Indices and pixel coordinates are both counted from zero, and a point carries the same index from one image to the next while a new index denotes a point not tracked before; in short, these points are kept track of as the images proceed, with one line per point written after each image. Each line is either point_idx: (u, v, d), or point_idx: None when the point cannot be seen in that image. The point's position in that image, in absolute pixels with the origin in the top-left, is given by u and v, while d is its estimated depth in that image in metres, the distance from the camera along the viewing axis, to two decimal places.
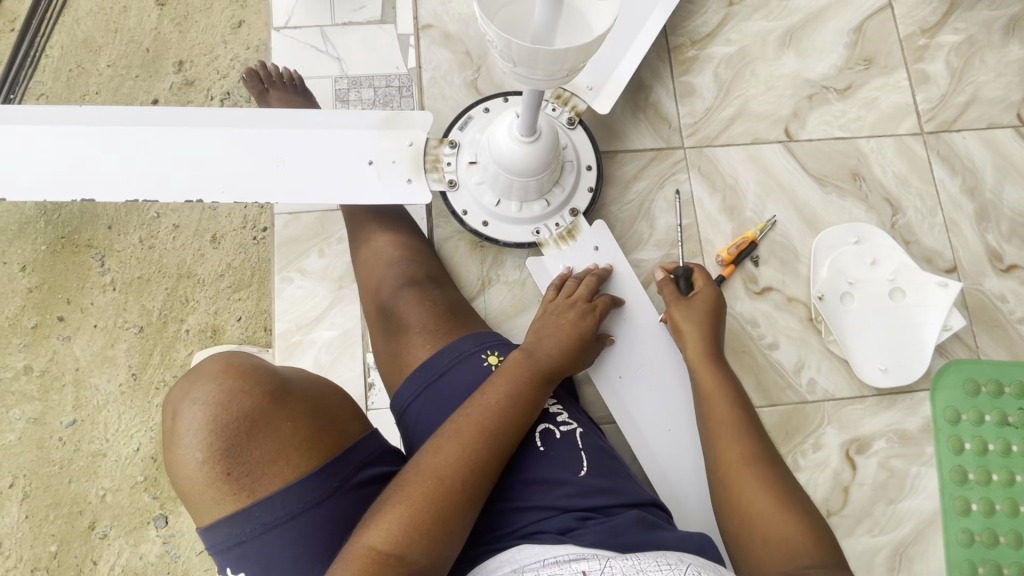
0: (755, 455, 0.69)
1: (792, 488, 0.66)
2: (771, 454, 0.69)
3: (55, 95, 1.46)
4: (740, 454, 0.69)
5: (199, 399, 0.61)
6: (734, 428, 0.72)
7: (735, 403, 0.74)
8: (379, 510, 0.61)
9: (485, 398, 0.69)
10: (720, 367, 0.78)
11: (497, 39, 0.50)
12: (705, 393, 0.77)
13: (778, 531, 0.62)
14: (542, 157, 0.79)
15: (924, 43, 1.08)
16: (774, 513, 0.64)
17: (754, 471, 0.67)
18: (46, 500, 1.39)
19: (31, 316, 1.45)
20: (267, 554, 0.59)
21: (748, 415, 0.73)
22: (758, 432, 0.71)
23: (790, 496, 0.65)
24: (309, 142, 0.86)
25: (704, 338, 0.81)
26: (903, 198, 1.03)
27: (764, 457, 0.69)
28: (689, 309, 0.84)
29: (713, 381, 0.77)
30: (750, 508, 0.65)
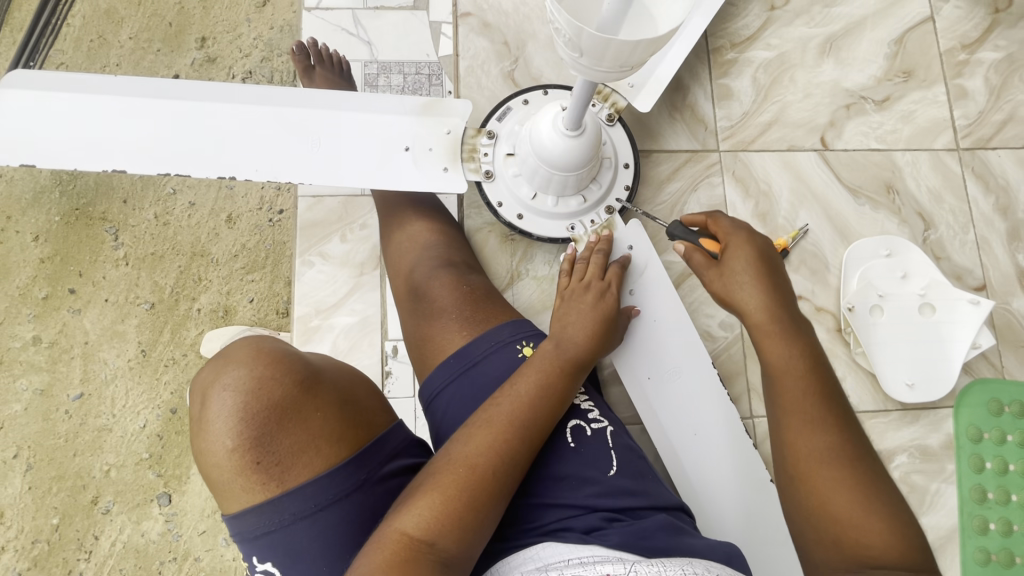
0: (840, 448, 0.59)
1: (882, 479, 0.58)
2: (854, 438, 0.60)
3: (74, 65, 1.44)
4: (822, 450, 0.59)
5: (230, 385, 0.60)
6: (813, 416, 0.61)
7: (810, 381, 0.63)
8: (410, 498, 0.61)
9: (516, 390, 0.68)
10: (788, 334, 0.65)
11: (567, 27, 0.49)
12: (773, 372, 0.64)
13: (878, 540, 0.55)
14: (584, 152, 0.80)
15: (964, 58, 1.07)
16: (857, 513, 0.56)
17: (841, 469, 0.58)
18: (50, 473, 1.38)
19: (41, 286, 1.43)
20: (294, 545, 0.59)
21: (824, 394, 0.62)
22: (837, 415, 0.61)
23: (880, 491, 0.57)
24: (345, 126, 0.85)
25: (766, 301, 0.67)
26: (935, 213, 1.02)
27: (849, 445, 0.59)
28: (740, 265, 0.69)
29: (778, 357, 0.64)
30: (841, 516, 0.57)
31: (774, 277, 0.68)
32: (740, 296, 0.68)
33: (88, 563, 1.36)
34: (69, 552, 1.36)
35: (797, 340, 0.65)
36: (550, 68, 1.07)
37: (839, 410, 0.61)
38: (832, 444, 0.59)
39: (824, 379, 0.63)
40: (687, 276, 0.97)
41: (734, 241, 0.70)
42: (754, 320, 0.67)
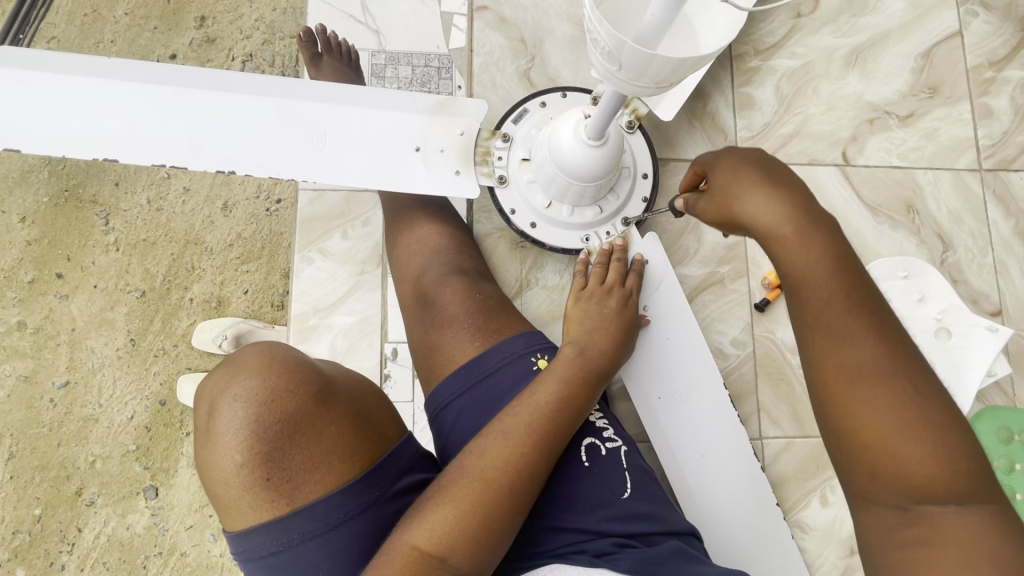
0: (876, 364, 0.47)
1: (932, 389, 0.47)
2: (897, 347, 0.48)
3: (66, 40, 1.37)
4: (853, 372, 0.47)
5: (241, 396, 0.56)
6: (843, 332, 0.48)
7: (840, 287, 0.49)
8: (421, 510, 0.58)
9: (535, 401, 0.65)
10: (807, 235, 0.49)
11: (608, 39, 0.46)
12: (791, 283, 0.50)
13: (928, 469, 0.45)
14: (602, 162, 0.78)
15: (991, 76, 1.04)
16: (899, 434, 0.46)
17: (879, 390, 0.47)
18: (33, 462, 1.34)
19: (27, 270, 1.37)
20: (301, 565, 0.56)
21: (857, 300, 0.48)
22: (872, 323, 0.48)
23: (933, 406, 0.46)
24: (359, 121, 0.81)
25: (776, 203, 0.51)
26: (954, 235, 1.00)
27: (889, 357, 0.47)
28: (733, 170, 0.53)
29: (800, 258, 0.49)
30: (879, 447, 0.46)
31: (776, 170, 0.53)
32: (737, 205, 0.53)
33: (70, 555, 1.32)
34: (51, 544, 1.32)
35: (821, 238, 0.49)
36: (567, 68, 1.04)
37: (874, 315, 0.49)
38: (866, 361, 0.47)
39: (858, 277, 0.49)
40: (701, 290, 0.94)
41: (719, 159, 0.55)
42: (761, 230, 0.51)
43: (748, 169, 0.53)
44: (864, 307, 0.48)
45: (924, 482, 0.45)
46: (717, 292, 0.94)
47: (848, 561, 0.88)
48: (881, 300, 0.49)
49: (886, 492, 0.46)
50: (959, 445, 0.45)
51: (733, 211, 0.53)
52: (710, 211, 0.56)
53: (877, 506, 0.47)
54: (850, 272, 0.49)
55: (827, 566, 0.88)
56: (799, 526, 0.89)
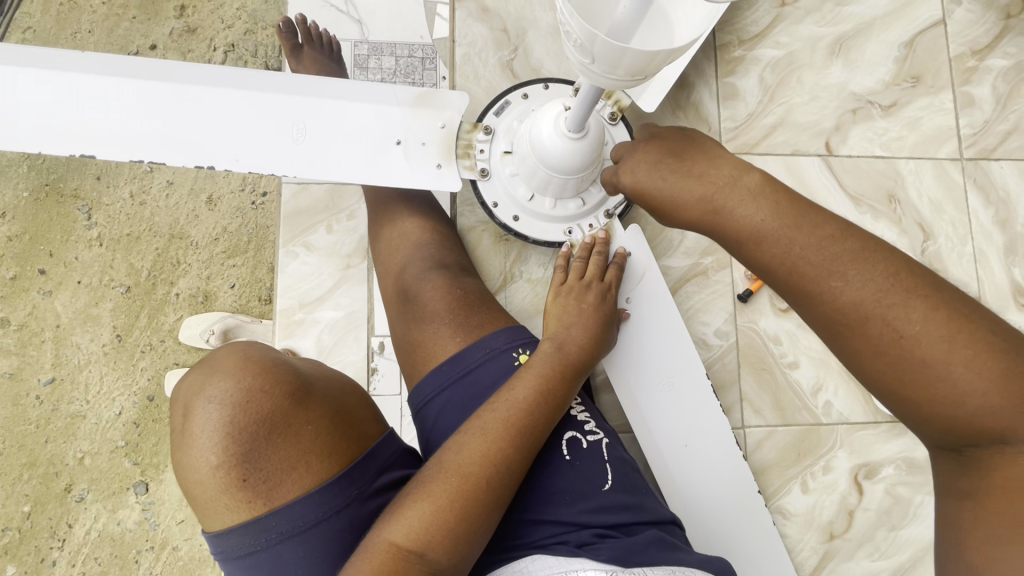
0: (853, 310, 0.47)
1: (924, 312, 0.46)
2: (864, 284, 0.47)
3: (42, 30, 1.34)
4: (831, 328, 0.49)
5: (216, 397, 0.56)
6: (807, 291, 0.49)
7: (783, 248, 0.50)
8: (399, 506, 0.59)
9: (513, 395, 0.66)
10: (730, 208, 0.52)
11: (579, 32, 0.46)
12: (745, 257, 0.53)
13: (953, 401, 0.44)
14: (584, 155, 0.78)
15: (973, 65, 1.04)
16: (915, 374, 0.45)
17: (861, 337, 0.47)
18: (21, 459, 1.33)
19: (9, 266, 1.36)
20: (282, 564, 0.57)
21: (805, 253, 0.49)
22: (829, 270, 0.48)
23: (928, 333, 0.45)
24: (337, 114, 0.80)
25: (691, 189, 0.54)
26: (935, 224, 1.01)
27: (866, 295, 0.47)
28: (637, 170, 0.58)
29: (744, 225, 0.52)
30: (895, 395, 0.47)
31: (677, 153, 0.56)
32: (659, 202, 0.56)
33: (62, 551, 1.32)
34: (42, 541, 1.32)
35: (745, 202, 0.52)
36: (551, 59, 1.03)
37: (835, 255, 0.48)
38: (836, 310, 0.48)
39: (800, 224, 0.50)
40: (685, 281, 0.95)
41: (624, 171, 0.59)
42: (696, 215, 0.54)
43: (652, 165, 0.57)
44: (808, 261, 0.49)
45: (951, 418, 0.45)
46: (700, 283, 0.95)
47: (827, 546, 0.90)
48: (838, 234, 0.49)
49: (925, 432, 0.47)
50: (977, 363, 0.44)
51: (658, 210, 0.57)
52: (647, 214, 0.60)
53: (932, 447, 0.48)
54: (788, 227, 0.50)
55: (807, 552, 0.90)
56: (781, 512, 0.90)
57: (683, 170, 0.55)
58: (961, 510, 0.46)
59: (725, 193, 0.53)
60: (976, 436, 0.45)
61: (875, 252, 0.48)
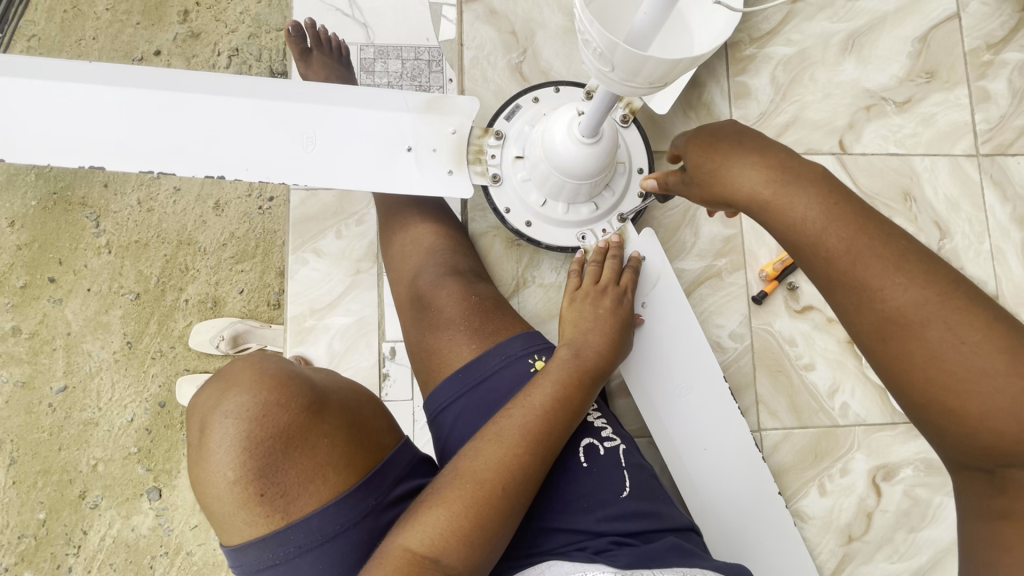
0: (911, 309, 0.46)
1: (984, 321, 0.44)
2: (930, 285, 0.46)
3: (47, 38, 1.34)
4: (882, 326, 0.47)
5: (232, 412, 0.56)
6: (865, 284, 0.47)
7: (849, 236, 0.48)
8: (417, 510, 0.59)
9: (530, 401, 0.65)
10: (795, 190, 0.51)
11: (600, 40, 0.46)
12: (798, 242, 0.51)
13: (1000, 418, 0.43)
14: (598, 161, 0.78)
15: (989, 59, 1.03)
16: (961, 380, 0.44)
17: (916, 338, 0.45)
18: (35, 467, 1.34)
19: (19, 275, 1.36)
20: None
21: (870, 247, 0.48)
22: (891, 269, 0.47)
23: (987, 344, 0.44)
24: (344, 121, 0.80)
25: (752, 171, 0.53)
26: (952, 222, 0.99)
27: (929, 297, 0.46)
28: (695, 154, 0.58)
29: (808, 209, 0.50)
30: (936, 404, 0.45)
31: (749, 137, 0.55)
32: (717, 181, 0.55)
33: (77, 557, 1.33)
34: (57, 547, 1.33)
35: (810, 192, 0.50)
36: (559, 60, 1.02)
37: (894, 254, 0.47)
38: (895, 308, 0.46)
39: (866, 221, 0.49)
40: (699, 284, 0.94)
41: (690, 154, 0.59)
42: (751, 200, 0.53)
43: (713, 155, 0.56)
44: (873, 255, 0.47)
45: (995, 436, 0.44)
46: (715, 286, 0.94)
47: (846, 549, 0.89)
48: (901, 237, 0.48)
49: (956, 447, 0.46)
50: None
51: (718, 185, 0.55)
52: (697, 194, 0.59)
53: (958, 465, 0.47)
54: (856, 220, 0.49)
55: (826, 554, 0.89)
56: (798, 515, 0.90)
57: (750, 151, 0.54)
58: (983, 524, 0.46)
59: (793, 180, 0.51)
60: (1012, 457, 0.43)
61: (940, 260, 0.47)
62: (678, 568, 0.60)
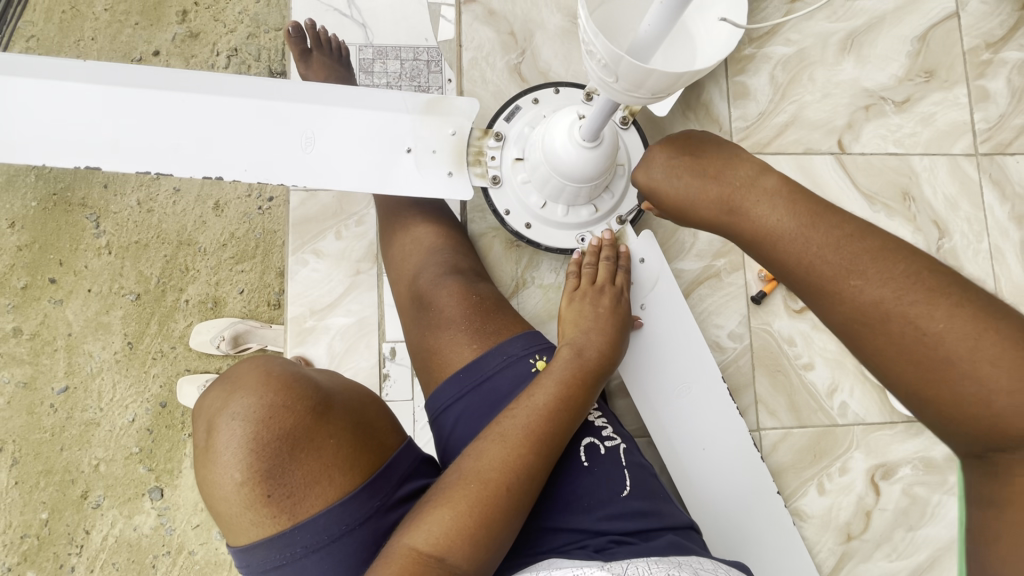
0: (872, 307, 0.46)
1: (948, 309, 0.44)
2: (885, 283, 0.46)
3: (46, 39, 1.34)
4: (849, 325, 0.48)
5: (238, 414, 0.57)
6: (827, 288, 0.48)
7: (802, 245, 0.50)
8: (421, 510, 0.59)
9: (533, 400, 0.65)
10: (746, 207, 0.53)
11: (605, 52, 0.47)
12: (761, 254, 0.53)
13: (975, 401, 0.42)
14: (598, 163, 0.78)
15: (988, 58, 1.03)
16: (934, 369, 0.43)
17: (883, 333, 0.46)
18: (37, 467, 1.34)
19: (20, 276, 1.36)
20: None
21: (820, 253, 0.49)
22: (849, 269, 0.48)
23: (951, 330, 0.43)
24: (345, 123, 0.80)
25: (702, 190, 0.55)
26: (950, 221, 0.99)
27: (886, 294, 0.46)
28: (659, 170, 0.57)
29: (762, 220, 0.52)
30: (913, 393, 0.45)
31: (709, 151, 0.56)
32: (674, 203, 0.57)
33: (80, 557, 1.33)
34: (60, 547, 1.33)
35: (761, 202, 0.52)
36: (559, 60, 1.02)
37: (848, 254, 0.48)
38: (858, 308, 0.47)
39: (816, 226, 0.50)
40: (698, 284, 0.94)
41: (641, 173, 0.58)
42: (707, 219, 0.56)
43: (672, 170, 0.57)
44: (825, 261, 0.48)
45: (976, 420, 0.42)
46: (714, 286, 0.94)
47: (845, 547, 0.90)
48: (857, 234, 0.49)
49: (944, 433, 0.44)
50: (1004, 362, 0.41)
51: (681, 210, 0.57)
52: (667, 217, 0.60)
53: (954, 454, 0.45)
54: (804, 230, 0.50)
55: (825, 553, 0.89)
56: (798, 514, 0.90)
57: (703, 173, 0.55)
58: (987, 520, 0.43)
59: (741, 195, 0.53)
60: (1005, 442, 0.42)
61: (898, 254, 0.47)
62: (676, 561, 0.61)
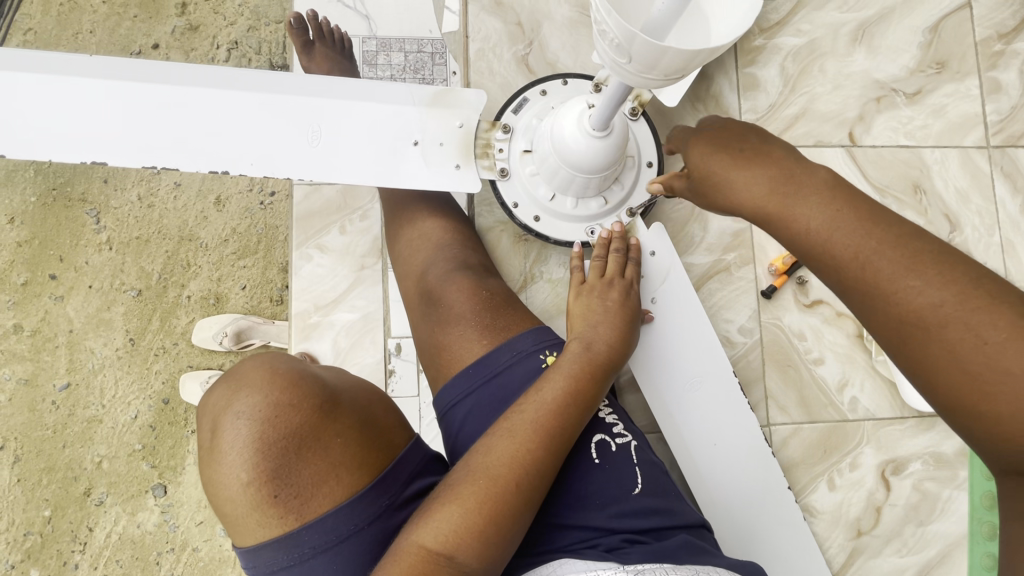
0: (929, 310, 0.43)
1: (1007, 321, 0.41)
2: (944, 287, 0.43)
3: (44, 32, 1.32)
4: (900, 328, 0.45)
5: (244, 413, 0.55)
6: (878, 286, 0.45)
7: (857, 241, 0.46)
8: (429, 508, 0.58)
9: (541, 396, 0.65)
10: (799, 200, 0.48)
11: (617, 31, 0.46)
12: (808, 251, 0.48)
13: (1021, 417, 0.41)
14: (608, 155, 0.77)
15: (1000, 49, 1.01)
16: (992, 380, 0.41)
17: (934, 341, 0.43)
18: (40, 464, 1.33)
19: (20, 272, 1.35)
20: None
21: (878, 250, 0.45)
22: (906, 270, 0.44)
23: (1010, 343, 0.41)
24: (350, 116, 0.79)
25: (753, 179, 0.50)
26: (962, 214, 0.98)
27: (945, 298, 0.43)
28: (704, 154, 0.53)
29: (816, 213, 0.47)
30: (957, 402, 0.43)
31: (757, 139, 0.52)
32: (722, 189, 0.52)
33: (83, 554, 1.33)
34: (63, 544, 1.33)
35: (816, 199, 0.48)
36: (566, 52, 1.00)
37: (906, 256, 0.44)
38: (909, 309, 0.44)
39: (875, 224, 0.46)
40: (707, 278, 0.93)
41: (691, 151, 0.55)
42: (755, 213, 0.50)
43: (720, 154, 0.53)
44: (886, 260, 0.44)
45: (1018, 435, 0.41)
46: (724, 280, 0.93)
47: (855, 543, 0.89)
48: (914, 236, 0.45)
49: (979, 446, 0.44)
50: None
51: (716, 195, 0.53)
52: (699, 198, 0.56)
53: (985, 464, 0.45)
54: (862, 224, 0.46)
55: (835, 548, 0.89)
56: (808, 510, 0.89)
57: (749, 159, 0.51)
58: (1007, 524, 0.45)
59: (797, 186, 0.49)
60: None
61: (954, 261, 0.44)
62: (692, 568, 0.59)
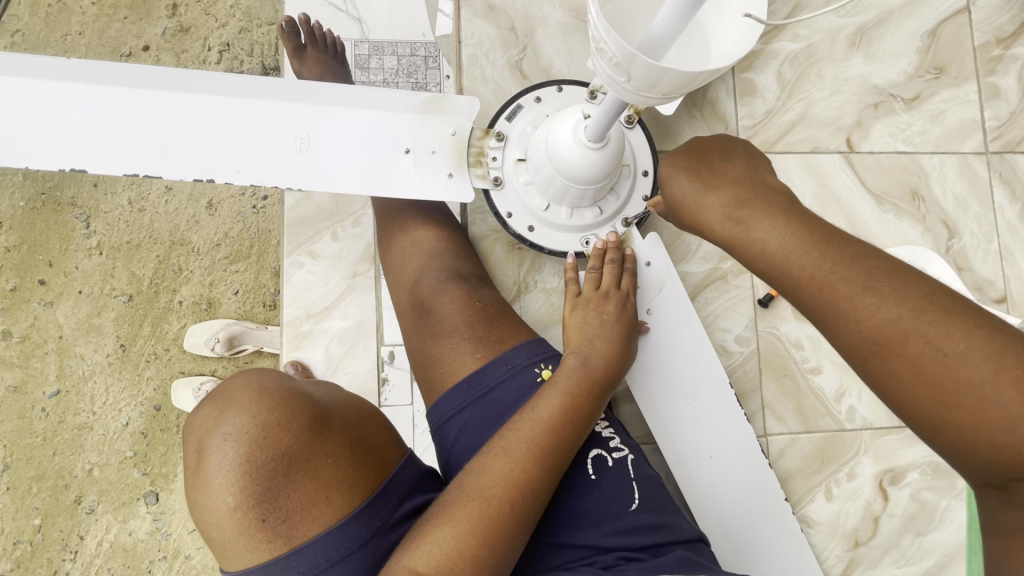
0: (891, 326, 0.43)
1: (967, 331, 0.41)
2: (898, 303, 0.43)
3: (32, 33, 1.30)
4: (863, 347, 0.44)
5: (231, 434, 0.54)
6: (836, 307, 0.45)
7: (811, 263, 0.47)
8: (421, 529, 0.57)
9: (537, 413, 0.63)
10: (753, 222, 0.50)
11: (616, 50, 0.44)
12: (768, 272, 0.50)
13: (997, 429, 0.39)
14: (604, 165, 0.75)
15: (998, 54, 1.01)
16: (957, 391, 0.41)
17: (898, 357, 0.42)
18: (30, 472, 1.32)
19: (9, 277, 1.33)
20: None
21: (832, 271, 0.46)
22: (864, 287, 0.44)
23: (973, 352, 0.40)
24: (342, 124, 0.77)
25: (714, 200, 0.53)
26: (960, 221, 0.98)
27: (903, 312, 0.43)
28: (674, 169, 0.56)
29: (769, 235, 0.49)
30: (930, 419, 0.42)
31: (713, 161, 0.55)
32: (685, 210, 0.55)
33: (74, 563, 1.31)
34: (54, 553, 1.31)
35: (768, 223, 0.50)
36: (561, 58, 0.99)
37: (862, 274, 0.45)
38: (871, 330, 0.43)
39: (827, 244, 0.47)
40: (704, 287, 0.92)
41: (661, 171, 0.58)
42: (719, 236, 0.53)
43: (688, 171, 0.55)
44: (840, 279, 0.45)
45: (1000, 450, 0.40)
46: (720, 288, 0.92)
47: (852, 554, 0.88)
48: (866, 255, 0.46)
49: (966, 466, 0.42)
50: None
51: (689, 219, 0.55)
52: (671, 217, 0.58)
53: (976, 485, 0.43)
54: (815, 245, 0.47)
55: (832, 559, 0.88)
56: (805, 521, 0.88)
57: (708, 182, 0.54)
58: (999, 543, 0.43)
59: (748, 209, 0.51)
60: None
61: (908, 275, 0.44)
62: None
